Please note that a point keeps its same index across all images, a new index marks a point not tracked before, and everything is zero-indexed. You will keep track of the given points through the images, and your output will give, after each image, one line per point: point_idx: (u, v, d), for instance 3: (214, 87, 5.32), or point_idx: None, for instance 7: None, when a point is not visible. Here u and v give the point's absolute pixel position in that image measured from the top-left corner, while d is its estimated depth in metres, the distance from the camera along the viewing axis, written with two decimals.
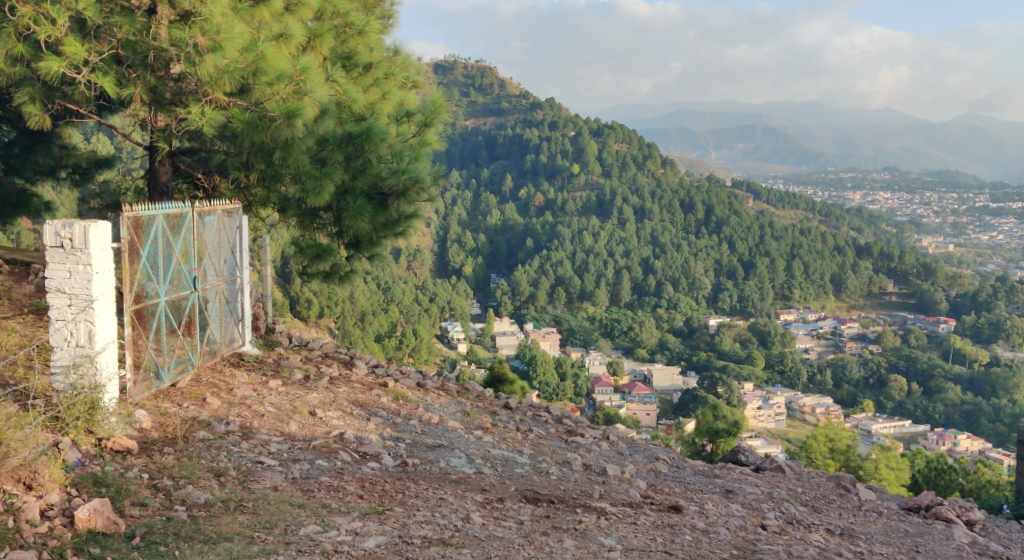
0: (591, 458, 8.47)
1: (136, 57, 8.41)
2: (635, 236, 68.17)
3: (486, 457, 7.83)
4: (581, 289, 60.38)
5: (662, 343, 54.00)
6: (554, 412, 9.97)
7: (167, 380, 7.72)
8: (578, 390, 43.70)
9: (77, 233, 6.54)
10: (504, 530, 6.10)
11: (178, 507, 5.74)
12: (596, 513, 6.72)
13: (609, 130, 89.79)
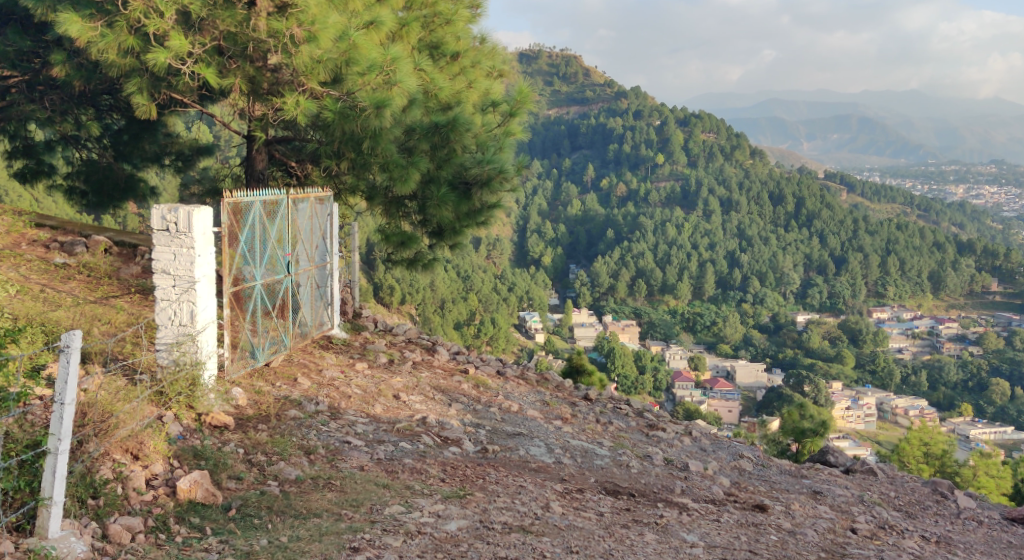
0: (673, 453, 8.48)
1: (237, 48, 8.70)
2: (720, 229, 67.18)
3: (566, 447, 7.90)
4: (664, 282, 59.83)
5: (747, 338, 53.14)
6: (635, 405, 9.99)
7: (262, 359, 8.02)
8: (658, 385, 43.38)
9: (182, 217, 6.84)
10: (585, 521, 6.16)
11: (271, 482, 5.99)
12: (678, 508, 6.73)
13: (697, 119, 88.61)
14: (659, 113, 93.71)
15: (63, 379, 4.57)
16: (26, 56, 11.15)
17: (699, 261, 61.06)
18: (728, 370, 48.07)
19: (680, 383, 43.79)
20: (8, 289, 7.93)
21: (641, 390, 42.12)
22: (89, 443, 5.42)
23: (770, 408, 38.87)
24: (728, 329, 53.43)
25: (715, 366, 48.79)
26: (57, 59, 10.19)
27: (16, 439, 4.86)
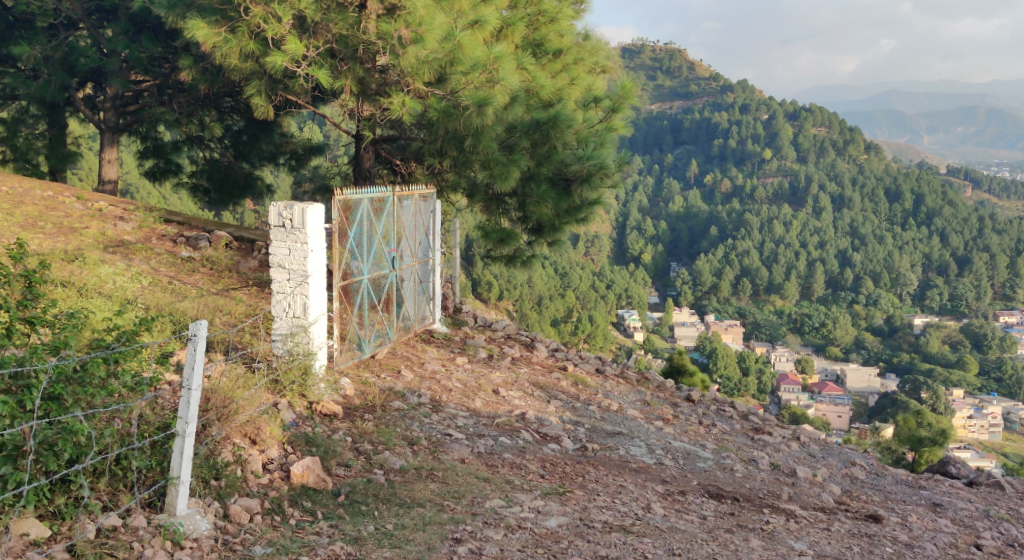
0: (779, 457, 8.36)
1: (348, 50, 9.03)
2: (831, 226, 65.35)
3: (668, 448, 7.89)
4: (770, 281, 58.54)
5: (860, 341, 51.65)
6: (740, 408, 9.87)
7: (367, 351, 8.28)
8: (762, 388, 42.53)
9: (297, 213, 7.17)
10: (688, 524, 6.16)
11: (377, 470, 6.19)
12: (785, 514, 6.65)
13: (807, 113, 86.47)
14: (767, 107, 91.70)
15: (190, 366, 4.85)
16: (157, 62, 12.01)
17: (807, 259, 59.54)
18: (838, 374, 46.93)
19: (785, 385, 42.99)
20: (139, 280, 8.43)
21: (744, 392, 41.32)
22: (212, 426, 5.71)
23: (883, 414, 37.74)
24: (840, 331, 51.94)
25: (824, 370, 47.58)
26: (184, 64, 10.74)
27: (148, 421, 5.18)
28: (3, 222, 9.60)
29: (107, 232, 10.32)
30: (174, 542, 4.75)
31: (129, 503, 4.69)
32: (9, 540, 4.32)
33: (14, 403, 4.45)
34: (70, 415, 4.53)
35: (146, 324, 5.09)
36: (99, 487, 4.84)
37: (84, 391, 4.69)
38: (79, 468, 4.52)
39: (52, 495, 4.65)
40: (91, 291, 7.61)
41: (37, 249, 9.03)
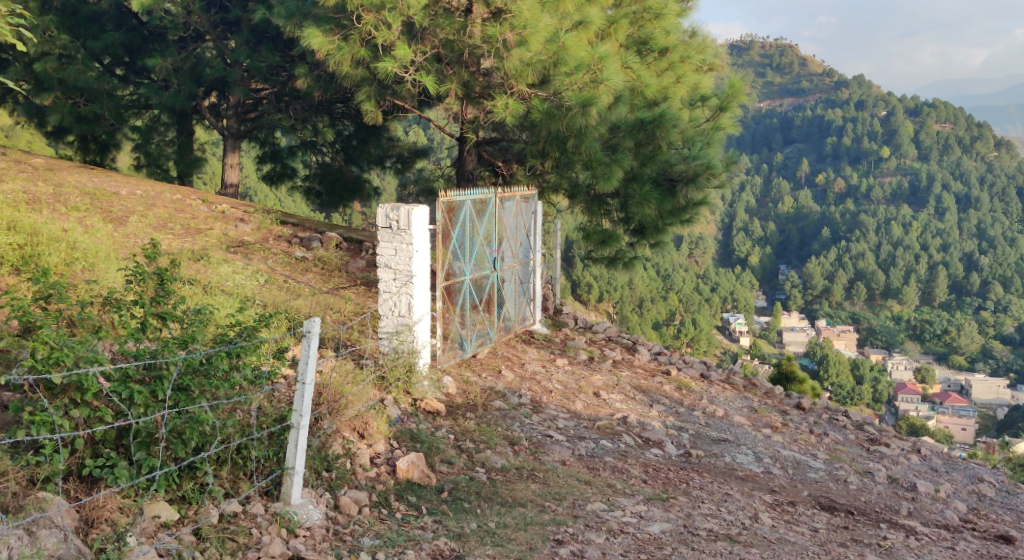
0: (897, 470, 8.12)
1: (454, 54, 9.26)
2: (956, 227, 62.55)
3: (776, 457, 7.76)
4: (887, 286, 56.46)
5: (987, 350, 49.47)
6: (854, 418, 9.62)
7: (469, 351, 8.43)
8: (878, 397, 41.12)
9: (403, 215, 7.38)
10: (798, 536, 6.06)
11: (479, 468, 6.31)
12: (904, 531, 6.48)
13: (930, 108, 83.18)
14: (885, 103, 88.54)
15: (305, 360, 5.05)
16: (274, 70, 12.48)
17: (930, 262, 57.15)
18: (964, 385, 45.13)
19: (903, 395, 41.49)
20: (257, 278, 8.80)
21: (860, 400, 39.98)
22: (324, 420, 5.93)
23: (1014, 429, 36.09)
24: (965, 340, 49.80)
25: (950, 383, 45.70)
26: (301, 72, 11.19)
27: (266, 413, 5.43)
28: (136, 223, 10.15)
29: (229, 233, 10.79)
30: (289, 530, 4.97)
31: (249, 491, 4.93)
32: (143, 521, 4.59)
33: (147, 392, 4.75)
34: (197, 405, 4.78)
35: (266, 320, 5.34)
36: (222, 475, 5.08)
37: (210, 383, 4.94)
38: (205, 455, 4.77)
39: (180, 480, 4.92)
40: (214, 288, 8.01)
41: (167, 248, 9.53)
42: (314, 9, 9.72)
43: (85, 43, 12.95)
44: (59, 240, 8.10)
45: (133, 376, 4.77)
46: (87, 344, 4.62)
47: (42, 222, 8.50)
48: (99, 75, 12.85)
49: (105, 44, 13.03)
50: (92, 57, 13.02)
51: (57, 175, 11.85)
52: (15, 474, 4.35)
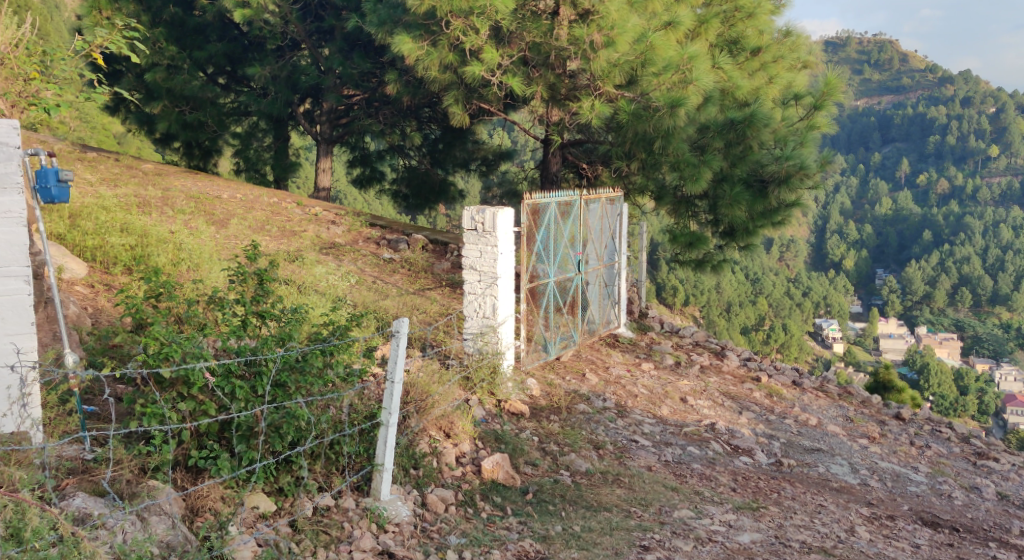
0: (1006, 486, 7.75)
1: (541, 57, 9.22)
2: None
3: (874, 468, 7.52)
4: (993, 291, 54.11)
5: None
6: (959, 430, 9.21)
7: (553, 353, 8.42)
8: (983, 409, 39.45)
9: (488, 218, 7.42)
10: (898, 551, 5.84)
11: (564, 471, 6.30)
12: (1014, 550, 6.18)
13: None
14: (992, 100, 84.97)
15: (393, 360, 5.10)
16: (366, 77, 13.01)
17: None
18: None
19: (1011, 408, 39.72)
20: (348, 279, 8.97)
21: (966, 412, 38.37)
22: (411, 418, 6.00)
23: None
24: None
25: None
26: (390, 78, 11.53)
27: (357, 410, 5.52)
28: (237, 225, 10.44)
29: (321, 234, 11.01)
30: (379, 525, 5.03)
31: (341, 486, 5.03)
32: (243, 511, 4.71)
33: (247, 388, 4.88)
34: (292, 401, 4.87)
35: (357, 319, 5.42)
36: (316, 469, 5.21)
37: (304, 379, 5.04)
38: (300, 450, 4.87)
39: (278, 473, 5.05)
40: (308, 288, 8.22)
41: (264, 249, 9.77)
42: (405, 15, 9.83)
43: (191, 53, 13.41)
44: (166, 241, 8.47)
45: (233, 371, 4.93)
46: (192, 340, 4.77)
47: (151, 224, 8.90)
48: (204, 84, 13.29)
49: (209, 54, 13.46)
50: (196, 66, 13.46)
51: (165, 179, 12.30)
52: (129, 462, 4.55)
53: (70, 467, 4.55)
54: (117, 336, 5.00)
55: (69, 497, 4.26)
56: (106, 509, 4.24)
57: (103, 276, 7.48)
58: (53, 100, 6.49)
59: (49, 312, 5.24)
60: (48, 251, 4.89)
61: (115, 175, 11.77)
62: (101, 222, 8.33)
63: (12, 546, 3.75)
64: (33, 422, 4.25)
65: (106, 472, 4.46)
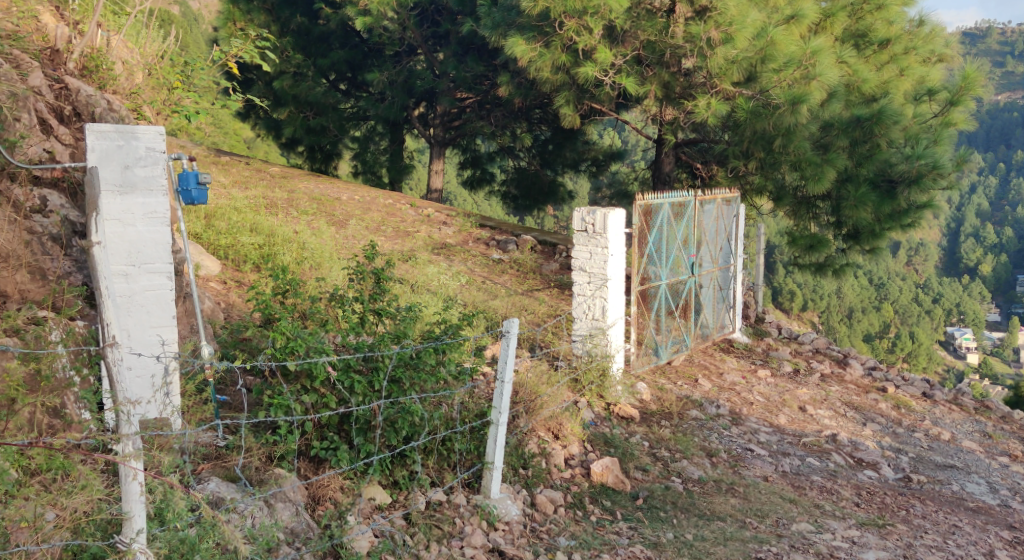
0: None
1: (654, 56, 9.05)
2: None
3: (1014, 489, 7.05)
4: None
5: None
6: None
7: (664, 358, 8.24)
8: None
9: (599, 219, 7.32)
10: None
11: (676, 478, 6.14)
12: None
13: None
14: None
15: (503, 360, 5.06)
16: (479, 80, 13.15)
17: None
18: None
19: None
20: (458, 279, 9.02)
21: None
22: (521, 418, 5.95)
23: None
24: None
25: None
26: (503, 80, 11.58)
27: (468, 409, 5.52)
28: (355, 225, 10.64)
29: (433, 235, 11.12)
30: (489, 523, 5.02)
31: (453, 481, 5.03)
32: (360, 501, 4.76)
33: (365, 382, 4.97)
34: (407, 396, 4.95)
35: (469, 318, 5.39)
36: (429, 464, 5.22)
37: (419, 375, 5.08)
38: (414, 445, 4.91)
39: (392, 467, 5.11)
40: (421, 287, 8.31)
41: (380, 249, 9.92)
42: (519, 18, 9.83)
43: (315, 61, 13.85)
44: (291, 241, 8.72)
45: (353, 365, 4.97)
46: (316, 336, 4.93)
47: (276, 224, 9.17)
48: (326, 91, 13.78)
49: (332, 61, 13.83)
50: (320, 73, 13.89)
51: (290, 182, 12.68)
52: (258, 449, 4.68)
53: (205, 453, 4.69)
54: (248, 331, 5.21)
55: (204, 481, 4.40)
56: (236, 495, 4.36)
57: (234, 273, 7.69)
58: (192, 109, 6.75)
59: (187, 307, 5.47)
60: (187, 249, 5.10)
61: (245, 178, 12.15)
62: (233, 222, 8.62)
63: (156, 526, 3.72)
64: (174, 409, 4.38)
65: (237, 458, 4.60)
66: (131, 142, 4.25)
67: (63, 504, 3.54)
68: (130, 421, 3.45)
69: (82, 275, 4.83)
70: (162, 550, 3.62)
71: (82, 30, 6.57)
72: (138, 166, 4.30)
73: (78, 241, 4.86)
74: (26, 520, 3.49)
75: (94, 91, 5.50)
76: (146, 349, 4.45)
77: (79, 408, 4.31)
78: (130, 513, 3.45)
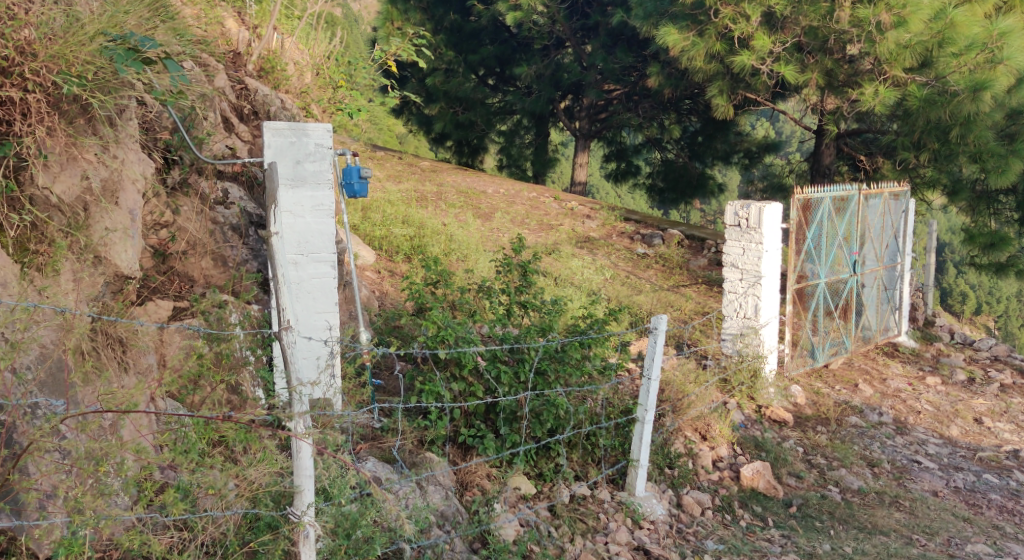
0: None
1: (817, 42, 8.59)
2: None
3: None
4: None
5: None
6: None
7: (821, 360, 7.82)
8: None
9: (753, 213, 7.01)
10: None
11: (833, 487, 5.79)
12: None
13: None
14: None
15: (650, 356, 4.91)
16: (628, 71, 12.89)
17: None
18: None
19: None
20: (603, 273, 8.87)
21: None
22: (667, 417, 5.79)
23: None
24: None
25: None
26: (653, 71, 11.37)
27: (613, 404, 5.37)
28: (501, 218, 10.65)
29: (577, 228, 11.00)
30: (634, 520, 4.86)
31: (598, 476, 4.90)
32: (507, 490, 4.69)
33: (511, 373, 4.93)
34: (553, 389, 4.87)
35: (617, 313, 5.21)
36: (573, 458, 5.14)
37: (564, 369, 4.98)
38: (559, 438, 4.83)
39: (538, 459, 5.05)
40: (565, 280, 8.22)
41: (526, 242, 9.88)
42: (672, 6, 9.60)
43: (466, 57, 14.04)
44: (440, 233, 8.78)
45: (500, 355, 4.96)
46: (465, 326, 4.92)
47: (426, 216, 9.27)
48: (476, 86, 14.13)
49: (482, 56, 13.94)
50: (470, 69, 14.12)
51: (438, 175, 12.86)
52: (411, 433, 4.73)
53: (362, 434, 4.78)
54: (402, 320, 5.25)
55: (362, 460, 4.45)
56: (391, 476, 4.41)
57: (388, 263, 7.79)
58: (354, 106, 6.99)
59: (347, 294, 5.60)
60: (349, 238, 5.25)
61: (398, 172, 12.40)
62: (387, 214, 8.77)
63: (320, 500, 3.71)
64: (336, 391, 4.47)
65: (393, 440, 4.65)
66: (301, 139, 4.30)
67: (246, 473, 3.49)
68: (303, 399, 3.39)
69: (257, 263, 4.97)
70: (329, 524, 3.60)
71: (260, 33, 6.85)
72: (308, 161, 4.36)
73: (257, 231, 5.02)
74: (213, 488, 3.41)
75: (270, 91, 5.84)
76: (314, 333, 4.58)
77: (253, 386, 4.54)
78: (300, 486, 3.38)
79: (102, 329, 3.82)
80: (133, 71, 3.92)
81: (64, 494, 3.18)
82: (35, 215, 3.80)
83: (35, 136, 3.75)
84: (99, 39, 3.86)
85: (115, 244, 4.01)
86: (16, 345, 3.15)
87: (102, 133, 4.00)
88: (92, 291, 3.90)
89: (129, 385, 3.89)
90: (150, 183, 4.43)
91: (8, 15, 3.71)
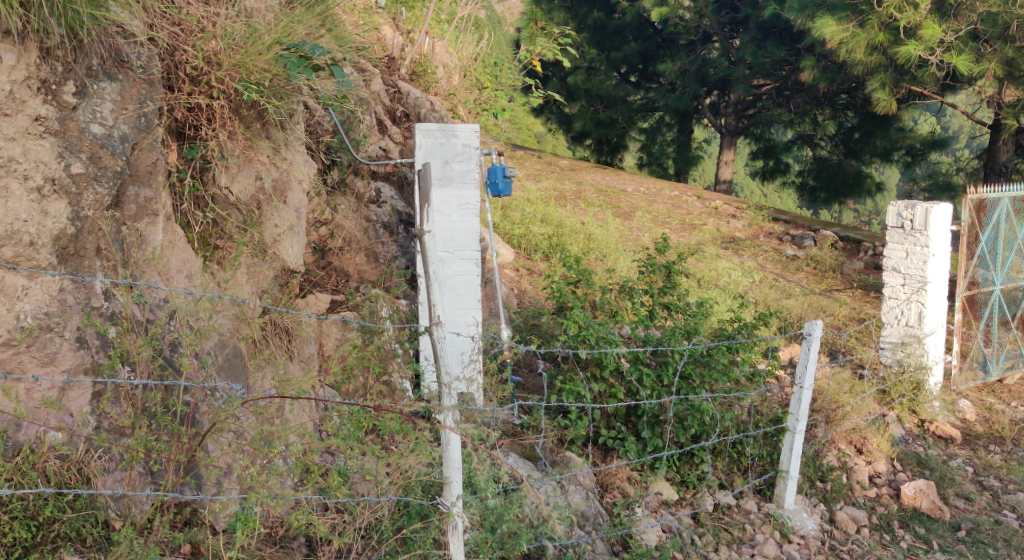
0: None
1: (996, 29, 7.95)
2: None
3: None
4: None
5: None
6: None
7: (995, 374, 7.14)
8: None
9: (919, 214, 6.50)
10: None
11: (1008, 512, 5.24)
12: None
13: None
14: None
15: (803, 364, 4.61)
16: (780, 64, 12.47)
17: None
18: None
19: None
20: (750, 276, 8.50)
21: None
22: (819, 427, 5.50)
23: None
24: None
25: None
26: (807, 64, 10.88)
27: (761, 412, 5.03)
28: (642, 217, 10.41)
29: (722, 228, 10.61)
30: (783, 534, 4.55)
31: (745, 485, 4.64)
32: (649, 495, 4.50)
33: (654, 376, 4.74)
34: (699, 394, 4.63)
35: (767, 317, 4.92)
36: (718, 466, 4.89)
37: (709, 374, 4.74)
38: (706, 444, 4.60)
39: (681, 465, 4.82)
40: (709, 282, 7.92)
41: (668, 243, 9.59)
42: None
43: (608, 54, 13.85)
44: (579, 233, 8.64)
45: (642, 357, 4.77)
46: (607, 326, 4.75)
47: (566, 215, 9.14)
48: (618, 83, 13.88)
49: (625, 53, 13.70)
50: (613, 66, 13.88)
51: (577, 173, 12.74)
52: (551, 432, 4.63)
53: (504, 430, 4.69)
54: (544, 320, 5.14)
55: (505, 455, 4.37)
56: (533, 473, 4.29)
57: (527, 261, 7.69)
58: (500, 105, 6.93)
59: (488, 292, 5.54)
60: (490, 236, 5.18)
61: (537, 171, 12.34)
62: (526, 212, 8.69)
63: (466, 493, 3.60)
64: (479, 387, 4.39)
65: (534, 437, 4.55)
66: (450, 140, 4.29)
67: (398, 460, 3.42)
68: (451, 393, 3.29)
69: (406, 260, 5.00)
70: (476, 516, 3.49)
71: (413, 37, 6.91)
72: (456, 161, 4.32)
73: (407, 229, 5.05)
74: (368, 474, 3.37)
75: (421, 93, 5.84)
76: (463, 329, 4.55)
77: (400, 377, 4.49)
78: (449, 478, 3.30)
79: (272, 320, 3.93)
80: (304, 79, 4.04)
81: (242, 471, 3.19)
82: (216, 213, 3.85)
83: (219, 140, 3.81)
84: (275, 48, 3.95)
85: (284, 241, 4.10)
86: (203, 333, 3.17)
87: (273, 136, 4.10)
88: (265, 284, 3.98)
89: (296, 372, 3.98)
90: (314, 182, 4.50)
91: (198, 28, 3.79)
